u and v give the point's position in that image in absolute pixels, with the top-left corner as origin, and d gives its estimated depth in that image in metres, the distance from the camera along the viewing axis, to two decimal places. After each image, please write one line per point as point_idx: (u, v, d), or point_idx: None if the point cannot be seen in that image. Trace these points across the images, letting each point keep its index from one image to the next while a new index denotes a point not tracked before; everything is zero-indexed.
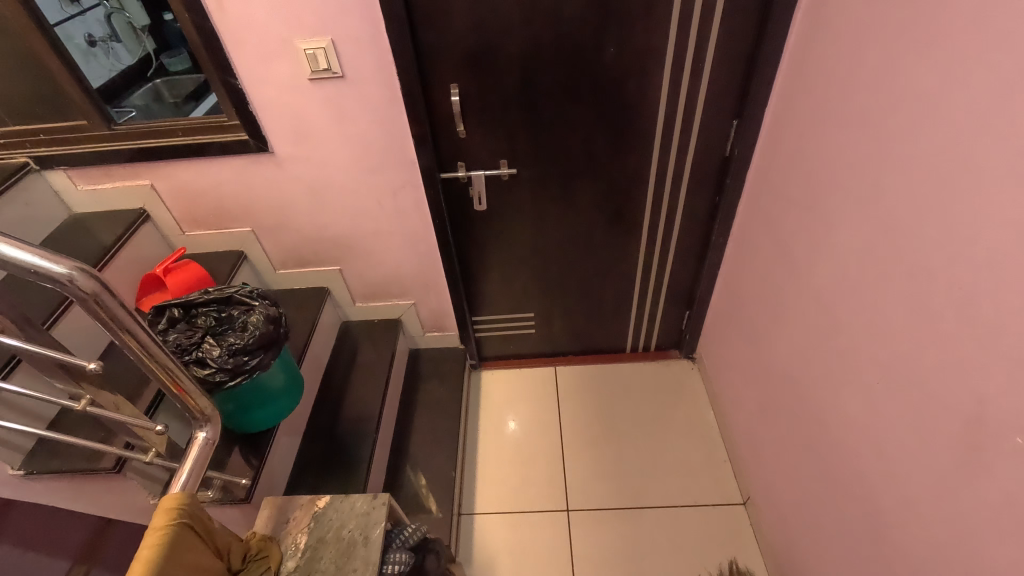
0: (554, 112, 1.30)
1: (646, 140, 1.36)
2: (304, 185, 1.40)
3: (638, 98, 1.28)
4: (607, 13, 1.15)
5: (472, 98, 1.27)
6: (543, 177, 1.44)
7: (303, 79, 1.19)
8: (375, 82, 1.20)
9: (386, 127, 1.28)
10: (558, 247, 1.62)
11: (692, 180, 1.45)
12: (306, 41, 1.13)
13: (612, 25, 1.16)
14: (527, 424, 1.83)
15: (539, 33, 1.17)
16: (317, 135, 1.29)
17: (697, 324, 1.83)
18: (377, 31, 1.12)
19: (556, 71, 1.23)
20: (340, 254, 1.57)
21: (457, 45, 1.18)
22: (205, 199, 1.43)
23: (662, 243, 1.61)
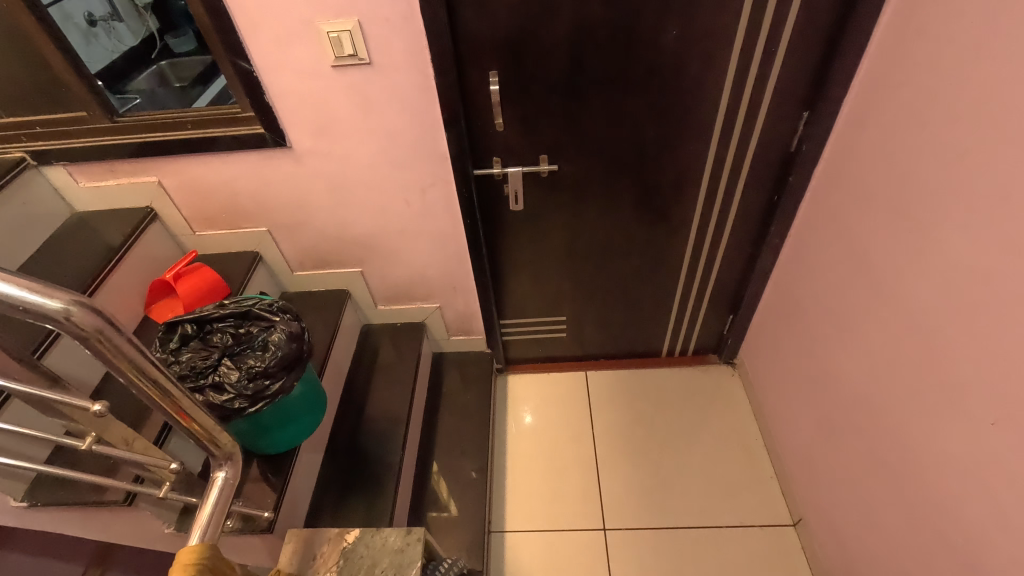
0: (602, 103, 1.17)
1: (702, 134, 1.22)
2: (324, 182, 1.27)
3: (698, 86, 1.14)
4: None
5: (511, 87, 1.13)
6: (585, 174, 1.31)
7: (325, 65, 1.06)
8: (405, 69, 1.06)
9: (416, 119, 1.15)
10: (597, 246, 1.50)
11: (750, 177, 1.31)
12: (330, 23, 0.99)
13: (676, 3, 1.02)
14: (543, 418, 1.77)
15: (592, 12, 1.03)
16: (340, 128, 1.17)
17: (741, 328, 1.71)
18: (410, 11, 0.98)
19: (608, 56, 1.09)
20: (362, 255, 1.45)
21: (498, 26, 1.04)
22: (217, 197, 1.31)
23: (710, 243, 1.49)
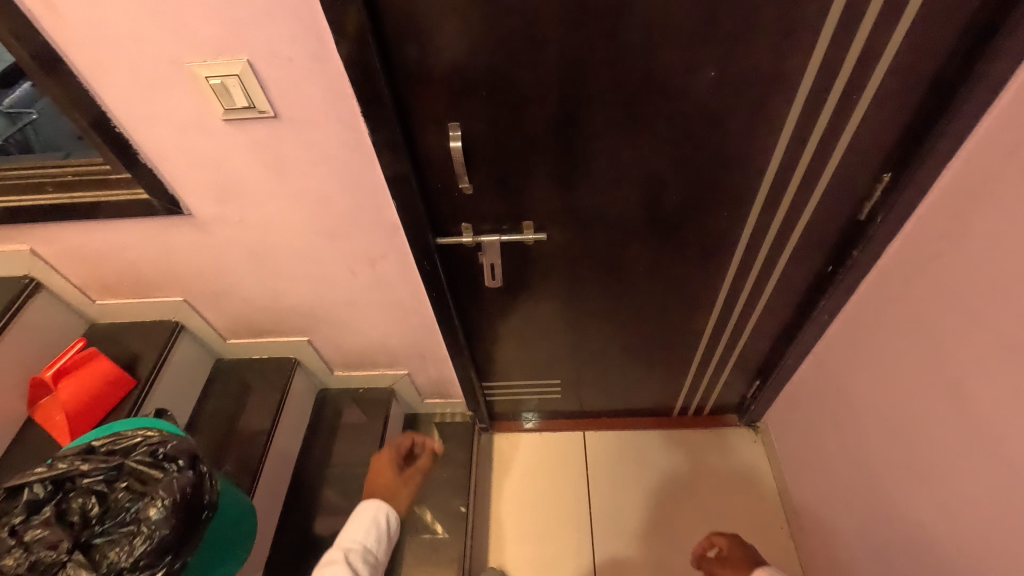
0: (606, 160, 0.85)
1: (741, 199, 0.91)
2: (242, 252, 0.98)
3: (742, 141, 0.81)
4: (711, 21, 0.67)
5: (480, 142, 0.82)
6: (582, 240, 1.01)
7: (214, 119, 0.75)
8: (325, 124, 0.75)
9: (351, 183, 0.84)
10: (598, 312, 1.21)
11: (800, 246, 1.01)
12: (206, 64, 0.68)
13: (717, 38, 0.69)
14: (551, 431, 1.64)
15: (594, 46, 0.70)
16: (250, 196, 0.86)
17: (771, 396, 1.44)
18: (322, 49, 0.66)
19: (615, 103, 0.77)
20: (307, 325, 1.18)
21: (456, 65, 0.72)
22: (111, 266, 1.02)
23: (741, 311, 1.19)
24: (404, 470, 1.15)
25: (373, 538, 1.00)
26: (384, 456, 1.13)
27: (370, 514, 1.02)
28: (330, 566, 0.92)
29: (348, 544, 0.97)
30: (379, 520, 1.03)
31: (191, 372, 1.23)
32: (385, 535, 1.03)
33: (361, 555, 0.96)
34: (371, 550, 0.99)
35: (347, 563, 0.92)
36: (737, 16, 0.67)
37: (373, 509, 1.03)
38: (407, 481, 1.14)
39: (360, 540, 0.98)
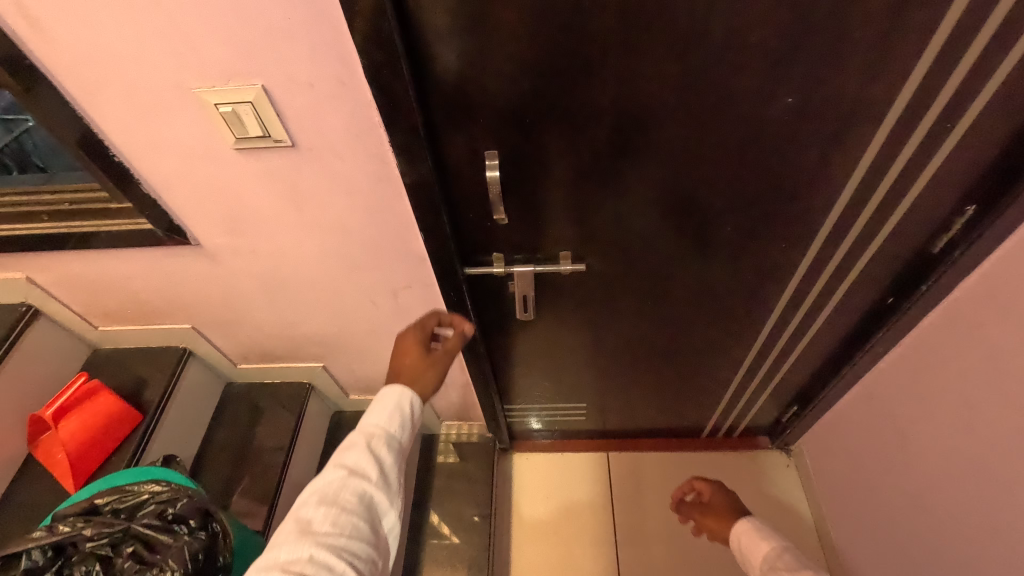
0: (658, 190, 0.77)
1: (804, 230, 0.83)
2: (255, 282, 0.90)
3: (813, 170, 0.72)
4: (797, 42, 0.58)
5: (519, 170, 0.74)
6: (622, 270, 0.93)
7: (223, 149, 0.67)
8: (348, 154, 0.67)
9: (375, 215, 0.76)
10: (632, 339, 1.13)
11: (861, 277, 0.92)
12: (215, 90, 0.59)
13: (801, 61, 0.60)
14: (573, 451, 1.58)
15: (656, 69, 0.62)
16: (264, 226, 0.79)
17: (809, 421, 1.37)
18: (348, 74, 0.58)
19: (674, 131, 0.68)
20: (323, 351, 1.11)
21: (497, 88, 0.63)
22: (113, 294, 0.95)
23: (787, 340, 1.11)
24: (428, 356, 0.88)
25: (396, 425, 0.78)
26: (408, 336, 0.90)
27: (389, 401, 0.80)
28: (354, 449, 0.74)
29: (366, 429, 0.76)
30: (400, 409, 0.80)
31: (201, 399, 1.16)
32: (402, 426, 0.79)
33: (386, 440, 0.76)
34: (394, 434, 0.78)
35: (371, 448, 0.74)
36: (827, 37, 0.58)
37: (395, 396, 0.80)
38: (434, 360, 0.88)
39: (382, 425, 0.77)
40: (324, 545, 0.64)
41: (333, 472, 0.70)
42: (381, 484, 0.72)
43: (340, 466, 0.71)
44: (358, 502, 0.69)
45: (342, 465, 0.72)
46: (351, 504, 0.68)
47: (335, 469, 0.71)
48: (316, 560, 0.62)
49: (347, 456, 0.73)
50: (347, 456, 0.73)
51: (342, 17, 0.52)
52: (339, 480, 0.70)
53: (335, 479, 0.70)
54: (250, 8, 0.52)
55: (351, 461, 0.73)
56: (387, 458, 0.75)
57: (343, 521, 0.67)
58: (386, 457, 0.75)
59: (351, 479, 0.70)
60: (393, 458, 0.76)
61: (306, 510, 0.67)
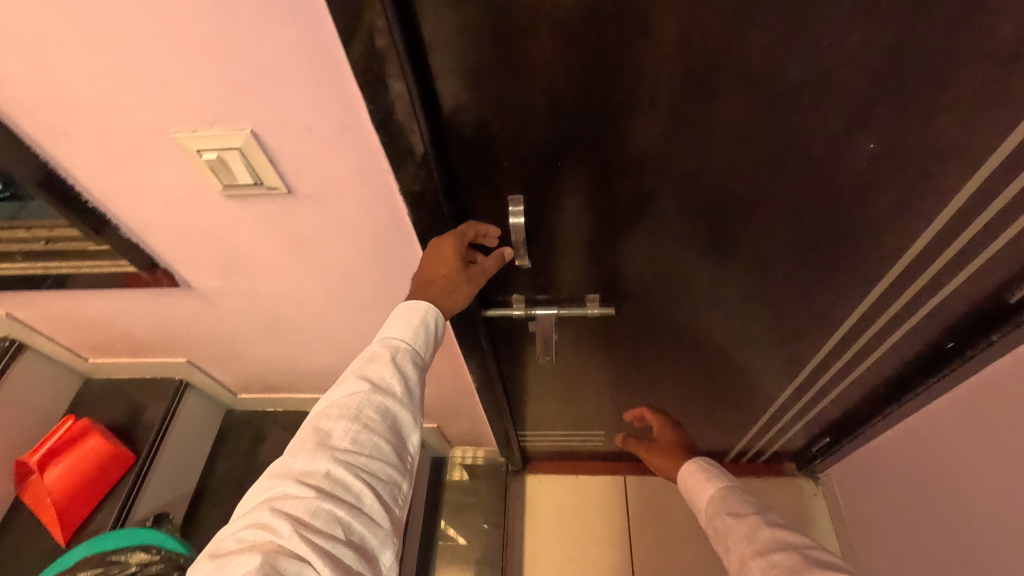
0: (704, 235, 0.68)
1: (864, 278, 0.73)
2: (253, 322, 0.83)
3: (886, 219, 0.63)
4: (889, 86, 0.49)
5: (546, 212, 0.65)
6: (655, 312, 0.84)
7: (211, 195, 0.58)
8: (354, 201, 0.58)
9: (383, 261, 0.68)
10: (660, 376, 1.05)
11: (921, 322, 0.83)
12: (197, 136, 0.51)
13: (891, 106, 0.50)
14: (589, 473, 1.52)
15: (714, 109, 0.52)
16: (260, 270, 0.71)
17: (843, 452, 1.29)
18: (352, 120, 0.49)
19: (728, 175, 0.59)
20: (328, 385, 1.04)
21: (526, 129, 0.54)
22: (100, 330, 0.88)
23: (828, 378, 1.03)
24: (467, 270, 0.64)
25: (421, 338, 0.62)
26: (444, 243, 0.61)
27: (414, 311, 0.63)
28: (375, 360, 0.59)
29: (389, 341, 0.61)
30: (426, 322, 0.63)
31: (199, 431, 1.09)
32: (430, 338, 0.64)
33: (410, 356, 0.61)
34: (420, 348, 0.62)
35: (395, 362, 0.59)
36: (928, 78, 0.48)
37: (419, 309, 0.63)
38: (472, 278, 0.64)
39: (406, 337, 0.61)
40: (343, 462, 0.52)
41: (353, 384, 0.57)
42: (405, 401, 0.59)
43: (361, 378, 0.57)
44: (381, 420, 0.56)
45: (361, 375, 0.58)
46: (373, 421, 0.55)
47: (354, 381, 0.57)
48: (333, 478, 0.51)
49: (368, 366, 0.59)
50: (368, 367, 0.59)
51: (345, 57, 0.44)
52: (358, 394, 0.56)
53: (353, 393, 0.56)
54: (236, 48, 0.43)
55: (372, 373, 0.58)
56: (412, 374, 0.61)
57: (363, 440, 0.54)
58: (410, 373, 0.60)
59: (373, 394, 0.56)
60: (417, 374, 0.61)
61: (322, 422, 0.55)
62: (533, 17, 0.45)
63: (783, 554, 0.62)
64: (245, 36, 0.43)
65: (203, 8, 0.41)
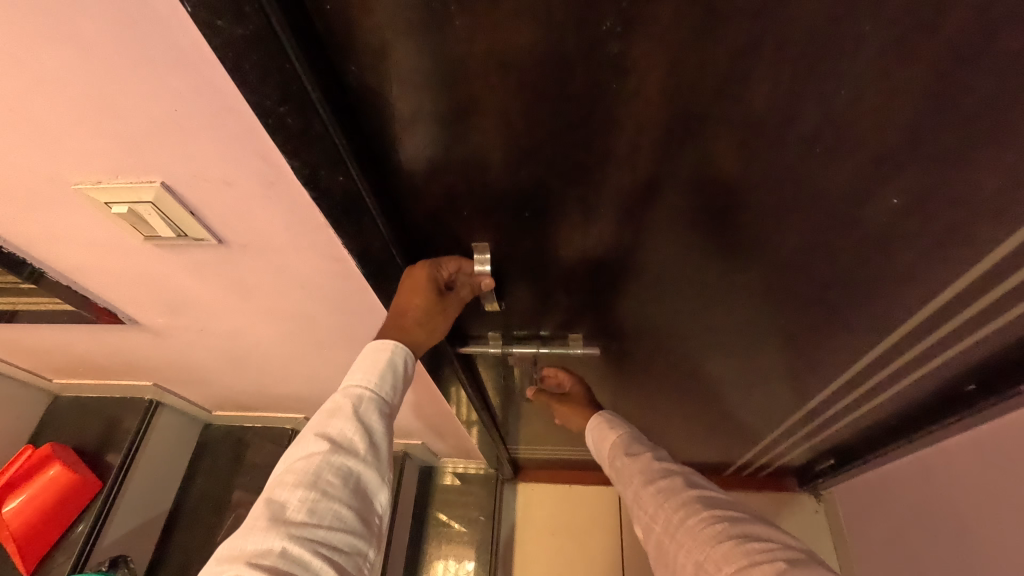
0: (698, 283, 0.59)
1: (881, 328, 0.65)
2: (211, 353, 0.77)
3: (910, 274, 0.54)
4: (925, 141, 0.40)
5: (519, 260, 0.57)
6: (645, 355, 0.76)
7: (134, 243, 0.52)
8: (294, 251, 0.51)
9: (338, 305, 0.61)
10: (652, 412, 0.97)
11: (943, 367, 0.75)
12: (102, 188, 0.44)
13: (926, 163, 0.41)
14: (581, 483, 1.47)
15: (707, 161, 0.43)
16: (207, 310, 0.64)
17: (848, 474, 1.23)
18: (274, 174, 0.42)
19: (725, 226, 0.51)
20: (302, 406, 0.99)
21: (486, 178, 0.46)
22: (56, 356, 0.83)
23: (835, 412, 0.95)
24: (441, 299, 0.54)
25: (392, 381, 0.47)
26: (417, 271, 0.53)
27: (380, 351, 0.47)
28: (335, 412, 0.44)
29: (351, 388, 0.46)
30: (397, 361, 0.48)
31: (174, 448, 1.06)
32: (402, 379, 0.48)
33: (379, 405, 0.45)
34: (390, 394, 0.47)
35: (361, 411, 0.44)
36: (979, 138, 0.38)
37: (386, 348, 0.47)
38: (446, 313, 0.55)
39: (372, 382, 0.46)
40: (301, 540, 0.37)
41: (307, 441, 0.41)
42: (376, 459, 0.43)
43: (318, 434, 0.42)
44: (346, 484, 0.41)
45: (319, 432, 0.42)
46: (336, 486, 0.40)
47: (309, 440, 0.42)
48: (288, 564, 0.36)
49: (326, 420, 0.43)
50: (326, 420, 0.43)
51: (251, 113, 0.36)
52: (315, 456, 0.41)
53: (309, 451, 0.41)
54: (122, 99, 0.36)
55: (332, 428, 0.43)
56: (383, 426, 0.45)
57: (323, 512, 0.39)
58: (380, 426, 0.44)
59: (334, 454, 0.41)
60: (389, 427, 0.46)
61: (271, 495, 0.39)
62: (481, 60, 0.37)
63: (667, 480, 0.66)
64: (129, 85, 0.35)
65: (67, 58, 0.33)
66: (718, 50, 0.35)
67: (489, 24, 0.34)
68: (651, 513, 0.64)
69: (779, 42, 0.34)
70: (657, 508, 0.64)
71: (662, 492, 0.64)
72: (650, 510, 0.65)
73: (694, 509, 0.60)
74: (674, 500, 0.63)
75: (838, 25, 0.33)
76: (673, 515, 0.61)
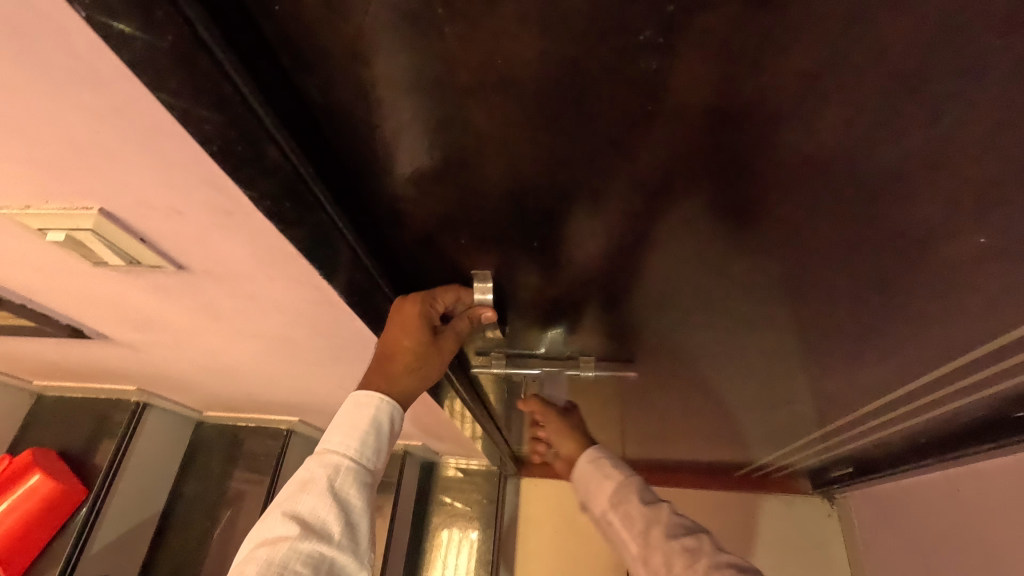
0: (729, 309, 0.53)
1: (933, 359, 0.57)
2: (190, 365, 0.71)
3: (980, 309, 0.47)
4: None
5: (525, 285, 0.50)
6: (663, 376, 0.70)
7: (83, 268, 0.45)
8: (265, 278, 0.45)
9: (321, 328, 0.54)
10: (665, 426, 0.91)
11: (992, 395, 0.68)
12: (29, 214, 0.37)
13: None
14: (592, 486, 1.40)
15: (756, 191, 0.36)
16: (179, 329, 0.58)
17: (866, 482, 1.17)
18: (229, 203, 0.34)
19: (768, 257, 0.43)
20: (294, 411, 0.93)
21: (487, 205, 0.39)
22: (28, 362, 0.78)
23: (863, 429, 0.88)
24: (438, 339, 0.48)
25: (373, 445, 0.45)
26: (409, 308, 0.46)
27: (362, 410, 0.46)
28: (308, 486, 0.42)
29: (328, 456, 0.44)
30: (379, 422, 0.46)
31: (164, 447, 1.02)
32: (385, 442, 0.46)
33: (358, 476, 0.44)
34: (370, 460, 0.45)
35: (337, 486, 0.43)
36: None
37: (369, 407, 0.46)
38: (442, 352, 0.49)
39: (350, 449, 0.44)
40: None
41: (275, 525, 0.40)
42: (351, 541, 0.41)
43: (288, 516, 0.40)
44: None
45: (288, 511, 0.41)
46: None
47: (278, 521, 0.40)
48: None
49: (298, 496, 0.42)
50: (297, 497, 0.42)
51: (190, 140, 0.29)
52: (282, 542, 0.39)
53: (277, 538, 0.39)
54: (30, 119, 0.29)
55: (304, 506, 0.41)
56: (360, 499, 0.43)
57: None
58: (357, 501, 0.43)
59: (303, 540, 0.39)
60: (368, 499, 0.44)
61: None
62: (482, 71, 0.29)
63: (694, 538, 0.60)
64: (33, 104, 0.28)
65: None
66: (792, 70, 0.27)
67: (492, 33, 0.26)
68: (674, 571, 0.57)
69: (871, 63, 0.26)
70: (684, 568, 0.57)
71: (689, 551, 0.58)
72: (673, 568, 0.58)
73: (728, 573, 0.54)
74: (705, 562, 0.56)
75: (959, 46, 0.25)
76: (704, 574, 0.55)
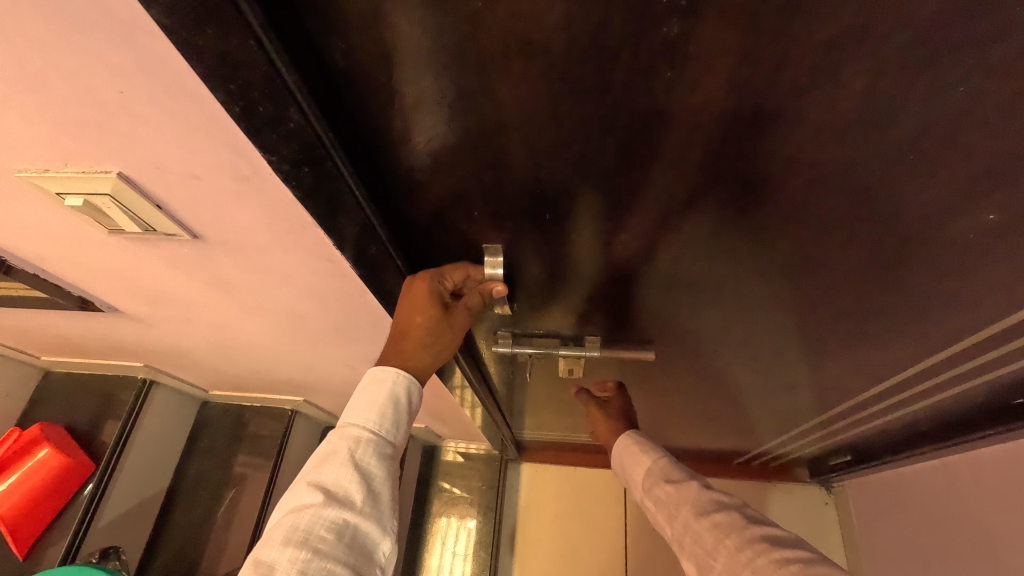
0: (737, 290, 0.53)
1: (935, 343, 0.58)
2: (199, 341, 0.72)
3: (984, 291, 0.47)
4: None
5: (535, 262, 0.50)
6: (667, 358, 0.70)
7: (99, 237, 0.46)
8: (278, 249, 0.45)
9: (331, 303, 0.55)
10: (666, 410, 0.92)
11: (989, 381, 0.69)
12: (49, 178, 0.38)
13: None
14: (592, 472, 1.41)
15: (771, 167, 0.36)
16: (191, 302, 0.59)
17: (863, 470, 1.19)
18: (246, 168, 0.35)
19: (778, 236, 0.44)
20: (300, 390, 0.94)
21: (501, 178, 0.39)
22: (39, 336, 0.78)
23: (861, 416, 0.89)
24: (449, 314, 0.49)
25: (392, 419, 0.46)
26: (418, 285, 0.47)
27: (380, 384, 0.46)
28: (331, 458, 0.43)
29: (349, 429, 0.45)
30: (397, 397, 0.47)
31: (170, 426, 1.03)
32: (404, 416, 0.47)
33: (378, 447, 0.45)
34: (389, 432, 0.46)
35: (359, 457, 0.43)
36: None
37: (386, 382, 0.46)
38: (454, 327, 0.50)
39: (370, 421, 0.45)
40: None
41: (301, 494, 0.41)
42: (374, 509, 0.42)
43: (313, 485, 0.41)
44: (340, 541, 0.39)
45: (312, 481, 0.42)
46: (329, 544, 0.39)
47: (303, 491, 0.41)
48: None
49: (321, 467, 0.42)
50: (320, 468, 0.42)
51: (214, 102, 0.29)
52: (308, 510, 0.40)
53: (303, 506, 0.40)
54: (53, 77, 0.29)
55: (328, 476, 0.42)
56: (381, 470, 0.44)
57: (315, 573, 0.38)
58: (378, 471, 0.44)
59: (327, 507, 0.40)
60: (389, 470, 0.45)
61: (259, 555, 0.39)
62: (503, 37, 0.29)
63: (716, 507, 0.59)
64: (58, 62, 0.28)
65: None
66: (812, 40, 0.27)
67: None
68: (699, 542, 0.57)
69: (892, 35, 0.27)
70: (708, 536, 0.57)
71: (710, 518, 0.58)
72: (697, 538, 0.58)
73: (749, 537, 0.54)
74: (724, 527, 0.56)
75: (981, 17, 0.25)
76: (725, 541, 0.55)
